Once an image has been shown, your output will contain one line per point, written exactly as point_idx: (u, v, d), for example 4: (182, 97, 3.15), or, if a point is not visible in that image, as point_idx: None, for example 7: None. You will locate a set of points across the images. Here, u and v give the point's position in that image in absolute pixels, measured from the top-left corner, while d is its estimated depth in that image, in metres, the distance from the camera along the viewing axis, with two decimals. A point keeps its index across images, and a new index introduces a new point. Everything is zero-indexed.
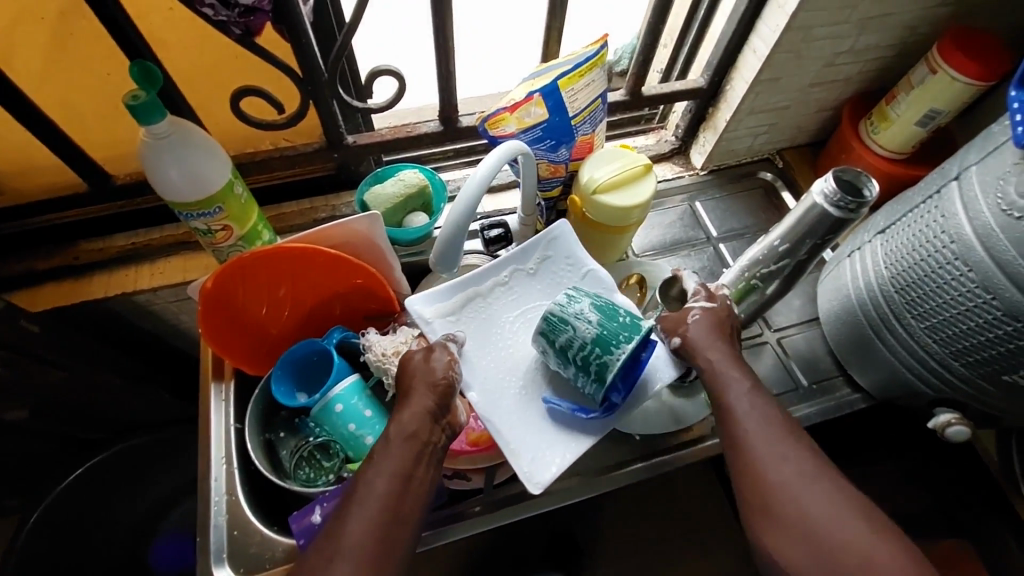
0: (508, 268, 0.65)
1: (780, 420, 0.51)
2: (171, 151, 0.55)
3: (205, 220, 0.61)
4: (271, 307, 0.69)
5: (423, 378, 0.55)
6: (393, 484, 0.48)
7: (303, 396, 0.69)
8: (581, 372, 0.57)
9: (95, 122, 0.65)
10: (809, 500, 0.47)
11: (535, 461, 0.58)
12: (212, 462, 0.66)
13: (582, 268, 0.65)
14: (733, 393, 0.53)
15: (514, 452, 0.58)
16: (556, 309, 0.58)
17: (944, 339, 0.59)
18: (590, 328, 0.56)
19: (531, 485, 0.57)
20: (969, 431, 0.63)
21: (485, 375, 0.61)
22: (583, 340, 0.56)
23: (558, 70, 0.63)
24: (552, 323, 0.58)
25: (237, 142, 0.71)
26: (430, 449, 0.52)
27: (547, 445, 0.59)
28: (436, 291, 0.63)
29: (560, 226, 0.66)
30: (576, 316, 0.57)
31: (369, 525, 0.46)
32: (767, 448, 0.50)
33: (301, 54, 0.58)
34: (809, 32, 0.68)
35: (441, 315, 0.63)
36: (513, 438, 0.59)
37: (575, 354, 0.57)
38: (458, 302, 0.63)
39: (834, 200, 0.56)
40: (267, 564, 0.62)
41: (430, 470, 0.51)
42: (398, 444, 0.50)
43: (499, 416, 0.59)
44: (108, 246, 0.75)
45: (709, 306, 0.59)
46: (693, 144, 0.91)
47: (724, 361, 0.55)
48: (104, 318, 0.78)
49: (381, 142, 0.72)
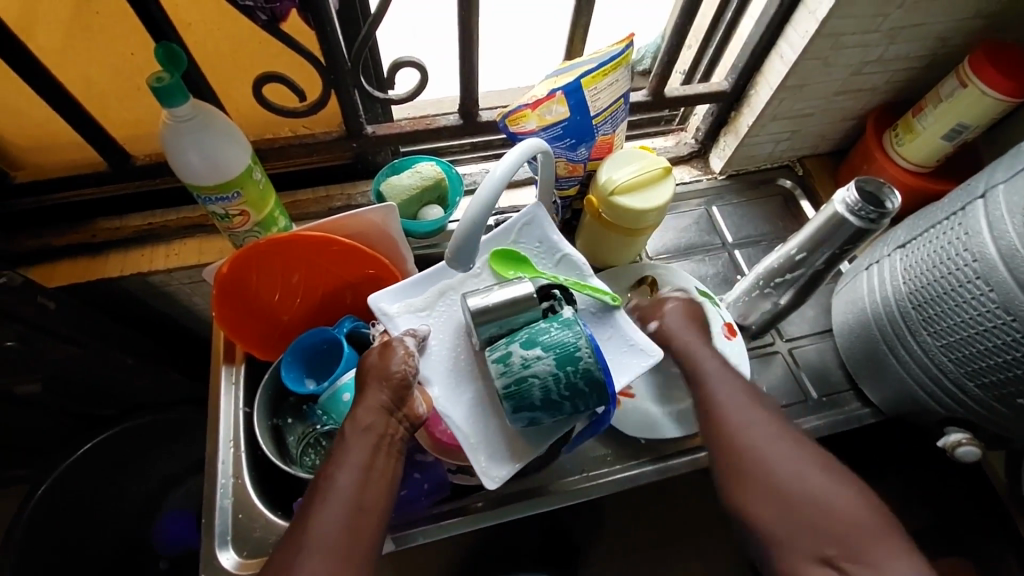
0: (482, 258, 0.63)
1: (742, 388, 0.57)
2: (192, 133, 0.55)
3: (223, 204, 0.61)
4: (283, 294, 0.69)
5: (377, 374, 0.54)
6: (355, 478, 0.50)
7: (311, 383, 0.70)
8: (577, 398, 0.55)
9: (118, 104, 0.65)
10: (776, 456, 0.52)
11: (492, 458, 0.58)
12: (220, 445, 0.65)
13: (557, 253, 0.65)
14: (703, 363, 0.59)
15: (472, 448, 0.58)
16: (506, 380, 0.54)
17: (960, 358, 0.58)
18: (548, 365, 0.54)
19: (487, 481, 0.57)
20: (979, 452, 0.62)
21: (449, 371, 0.60)
22: (551, 378, 0.54)
23: (582, 68, 0.62)
24: (515, 392, 0.54)
25: (256, 128, 0.71)
26: (388, 440, 0.52)
27: (502, 443, 0.59)
28: (405, 285, 0.62)
29: (533, 209, 0.65)
30: (527, 366, 0.54)
31: (338, 515, 0.48)
32: (735, 413, 0.55)
33: (325, 43, 0.58)
34: (839, 40, 0.67)
35: (408, 309, 0.61)
36: (473, 433, 0.59)
37: (561, 391, 0.54)
38: (430, 297, 0.62)
39: (854, 210, 0.57)
40: (270, 549, 0.61)
41: (391, 460, 0.52)
42: (356, 437, 0.51)
43: (459, 413, 0.59)
44: (124, 225, 0.76)
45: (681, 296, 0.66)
46: (713, 148, 0.90)
47: (682, 330, 0.62)
48: (119, 295, 0.78)
49: (399, 134, 0.72)
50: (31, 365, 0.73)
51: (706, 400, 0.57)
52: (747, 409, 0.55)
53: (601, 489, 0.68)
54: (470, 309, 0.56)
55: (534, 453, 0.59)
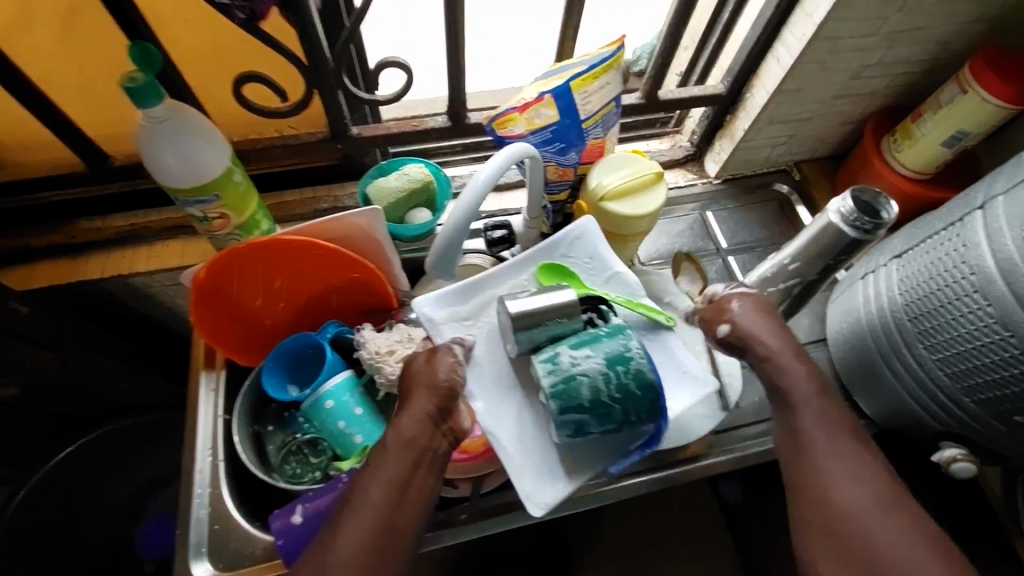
0: (528, 271, 0.65)
1: (845, 430, 0.51)
2: (169, 135, 0.54)
3: (202, 207, 0.60)
4: (266, 299, 0.68)
5: (424, 380, 0.53)
6: (387, 492, 0.48)
7: (293, 389, 0.69)
8: (629, 403, 0.54)
9: (97, 106, 0.63)
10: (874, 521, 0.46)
11: (538, 481, 0.58)
12: (197, 453, 0.64)
13: (607, 270, 0.65)
14: (800, 392, 0.53)
15: (517, 470, 0.57)
16: (554, 379, 0.54)
17: (956, 373, 0.57)
18: (596, 364, 0.54)
19: (532, 506, 0.57)
20: (974, 468, 0.61)
21: (494, 388, 0.60)
22: (601, 378, 0.54)
23: (572, 70, 0.60)
24: (562, 390, 0.53)
25: (240, 129, 0.69)
26: (429, 455, 0.50)
27: (550, 462, 0.59)
28: (449, 292, 0.62)
29: (586, 223, 0.65)
30: (576, 367, 0.54)
31: (366, 531, 0.46)
32: (826, 453, 0.50)
33: (307, 43, 0.56)
34: (837, 43, 0.65)
35: (452, 317, 0.62)
36: (518, 454, 0.58)
37: (611, 393, 0.54)
38: (474, 307, 0.63)
39: (850, 220, 0.56)
40: (246, 561, 0.60)
41: (428, 474, 0.50)
42: (395, 449, 0.49)
43: (504, 432, 0.58)
44: (105, 226, 0.74)
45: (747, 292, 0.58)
46: (708, 151, 0.88)
47: (783, 350, 0.54)
48: (100, 298, 0.77)
49: (385, 135, 0.70)
50: (7, 368, 0.71)
51: (794, 437, 0.52)
52: (843, 458, 0.49)
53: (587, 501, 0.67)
54: (509, 312, 0.56)
55: (583, 477, 0.59)
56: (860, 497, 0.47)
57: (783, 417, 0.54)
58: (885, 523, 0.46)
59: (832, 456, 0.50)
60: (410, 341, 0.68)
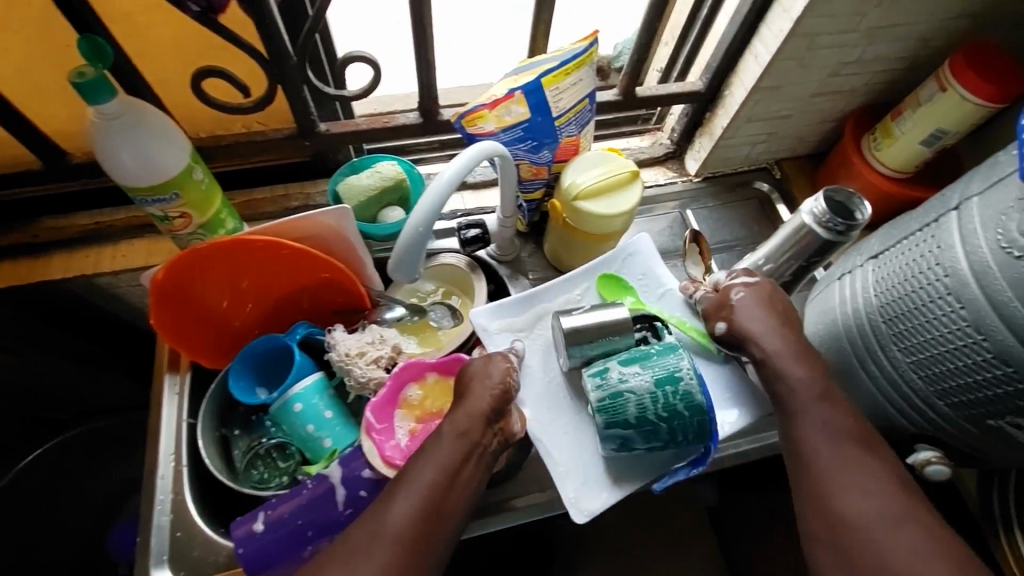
0: (582, 286, 0.70)
1: (851, 437, 0.51)
2: (121, 132, 0.52)
3: (161, 206, 0.58)
4: (233, 300, 0.66)
5: (481, 380, 0.54)
6: (438, 476, 0.48)
7: (261, 392, 0.67)
8: (675, 422, 0.57)
9: (51, 103, 0.61)
10: (886, 534, 0.45)
11: (581, 489, 0.61)
12: (160, 459, 0.62)
13: (660, 287, 0.71)
14: (798, 397, 0.54)
15: (563, 477, 0.61)
16: (602, 394, 0.58)
17: (930, 376, 0.56)
18: (645, 382, 0.58)
19: (576, 513, 0.60)
20: (949, 471, 0.60)
21: (545, 398, 0.65)
22: (648, 396, 0.57)
23: (543, 66, 0.59)
24: (608, 404, 0.58)
25: (204, 125, 0.67)
26: (479, 451, 0.51)
27: (592, 473, 0.62)
28: (505, 306, 0.68)
29: (640, 241, 0.71)
30: (624, 383, 0.58)
31: (415, 512, 0.46)
32: (827, 456, 0.50)
33: (267, 36, 0.54)
34: (815, 39, 0.64)
35: (507, 327, 0.67)
36: (563, 462, 0.62)
37: (658, 411, 0.57)
38: (528, 320, 0.68)
39: (822, 221, 0.57)
40: (209, 569, 0.59)
41: (478, 470, 0.50)
42: (449, 440, 0.49)
43: (552, 441, 0.63)
44: (69, 224, 0.72)
45: (751, 280, 0.60)
46: (688, 149, 0.87)
47: (783, 352, 0.56)
48: (63, 299, 0.74)
49: (355, 132, 0.68)
50: None
51: (795, 444, 0.52)
52: (851, 468, 0.49)
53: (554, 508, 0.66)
54: (563, 328, 0.62)
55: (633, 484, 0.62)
56: (871, 510, 0.47)
57: (787, 427, 0.54)
58: (898, 535, 0.45)
59: (834, 461, 0.50)
60: (381, 342, 0.67)
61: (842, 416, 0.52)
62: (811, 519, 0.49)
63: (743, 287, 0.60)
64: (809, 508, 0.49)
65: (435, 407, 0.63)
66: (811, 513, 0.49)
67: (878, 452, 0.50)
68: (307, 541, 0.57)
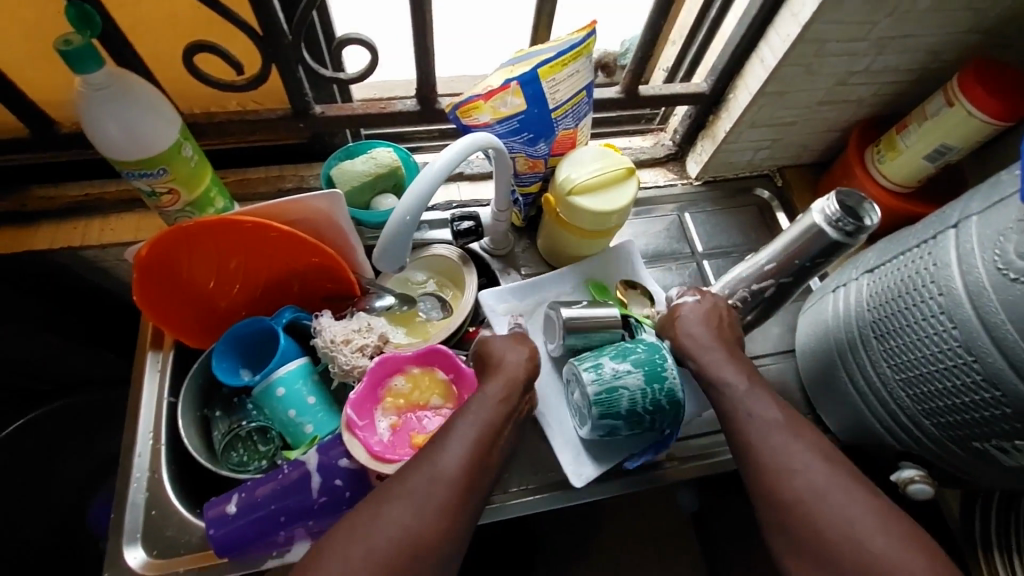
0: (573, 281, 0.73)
1: (784, 416, 0.52)
2: (107, 104, 0.51)
3: (149, 181, 0.57)
4: (220, 280, 0.65)
5: (508, 352, 0.59)
6: (479, 428, 0.52)
7: (245, 375, 0.66)
8: (658, 415, 0.59)
9: (41, 71, 0.60)
10: (825, 500, 0.46)
11: (578, 459, 0.65)
12: (138, 437, 0.62)
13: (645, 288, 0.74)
14: (731, 396, 0.55)
15: (561, 446, 0.65)
16: (596, 387, 0.58)
17: (918, 395, 0.55)
18: (637, 380, 0.58)
19: (575, 478, 0.64)
20: (932, 491, 0.60)
21: (544, 375, 0.69)
22: (639, 392, 0.58)
23: (540, 57, 0.58)
24: (603, 399, 0.58)
25: (197, 101, 0.66)
26: (514, 414, 0.56)
27: (584, 443, 0.65)
28: (508, 290, 0.72)
29: (624, 246, 0.75)
30: (617, 378, 0.58)
31: (466, 460, 0.49)
32: (763, 440, 0.51)
33: (262, 13, 0.53)
34: (823, 46, 0.63)
35: (511, 311, 0.72)
36: (561, 434, 0.66)
37: (645, 405, 0.58)
38: (530, 304, 0.72)
39: (833, 221, 0.56)
40: (181, 550, 0.58)
41: (513, 429, 0.56)
42: (492, 403, 0.54)
43: (551, 414, 0.67)
44: (58, 195, 0.71)
45: (701, 295, 0.63)
46: (690, 152, 0.86)
47: (714, 359, 0.58)
48: (49, 271, 0.74)
49: (351, 116, 0.67)
50: None
51: (735, 437, 0.53)
52: (789, 444, 0.50)
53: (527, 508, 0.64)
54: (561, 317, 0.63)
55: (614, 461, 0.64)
56: (805, 485, 0.48)
57: (726, 421, 0.54)
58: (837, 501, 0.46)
59: (776, 442, 0.50)
60: (368, 331, 0.66)
61: (774, 406, 0.53)
62: (760, 502, 0.50)
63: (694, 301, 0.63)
64: (758, 497, 0.50)
65: (422, 399, 0.63)
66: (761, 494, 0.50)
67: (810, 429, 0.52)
68: (279, 526, 0.56)
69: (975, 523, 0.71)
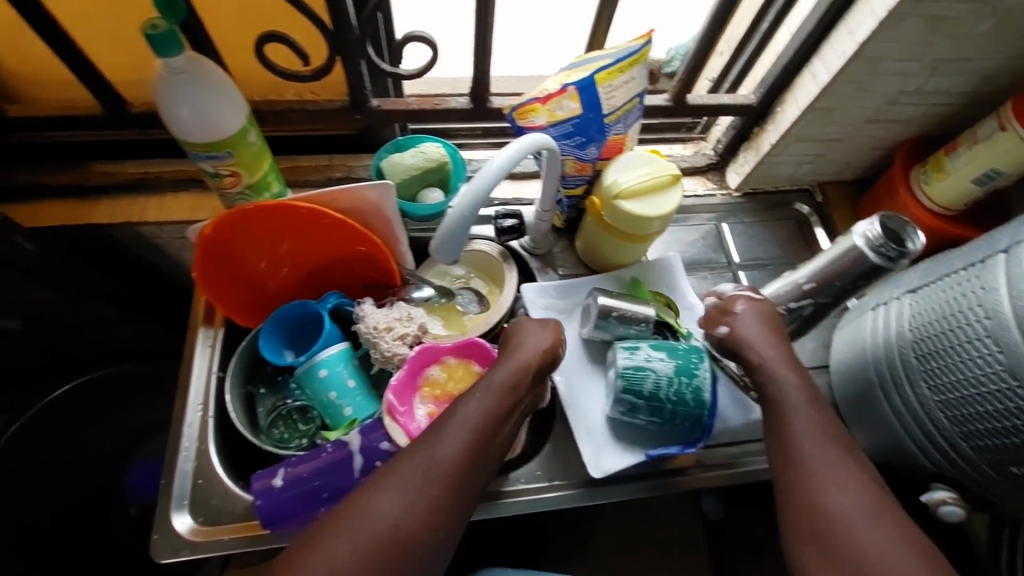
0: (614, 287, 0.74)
1: (836, 434, 0.52)
2: (183, 87, 0.53)
3: (214, 163, 0.59)
4: (270, 262, 0.68)
5: (524, 341, 0.59)
6: (477, 422, 0.52)
7: (289, 355, 0.68)
8: (680, 407, 0.60)
9: (117, 50, 0.62)
10: (862, 522, 0.47)
11: (598, 450, 0.64)
12: (188, 408, 0.64)
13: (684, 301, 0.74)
14: (789, 402, 0.55)
15: (583, 434, 0.65)
16: (625, 363, 0.61)
17: (957, 417, 0.55)
18: (666, 366, 0.60)
19: (593, 468, 0.63)
20: (963, 513, 0.60)
21: (573, 366, 0.69)
22: (666, 378, 0.60)
23: (597, 63, 0.59)
24: (630, 376, 0.60)
25: (259, 88, 0.68)
26: (518, 406, 0.55)
27: (609, 436, 0.65)
28: (550, 285, 0.74)
29: (669, 258, 0.76)
30: (648, 360, 0.61)
31: (460, 454, 0.49)
32: (813, 455, 0.51)
33: (334, 8, 0.55)
34: (876, 65, 0.63)
35: (550, 306, 0.73)
36: (588, 427, 0.66)
37: (669, 393, 0.60)
38: (570, 303, 0.73)
39: (875, 246, 0.56)
40: (225, 519, 0.60)
41: (514, 422, 0.55)
42: (493, 396, 0.53)
43: (577, 404, 0.67)
44: (118, 171, 0.74)
45: (756, 296, 0.62)
46: (731, 163, 0.86)
47: (779, 361, 0.58)
48: (106, 244, 0.77)
49: (405, 111, 0.69)
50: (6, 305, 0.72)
51: (784, 447, 0.53)
52: (834, 464, 0.50)
53: (544, 505, 0.63)
54: (597, 302, 0.66)
55: (637, 454, 0.64)
56: (850, 504, 0.48)
57: (774, 427, 0.55)
58: (876, 524, 0.46)
59: (821, 459, 0.51)
60: (408, 320, 0.68)
61: (825, 422, 0.53)
62: (794, 513, 0.50)
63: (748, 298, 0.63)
64: (793, 508, 0.50)
65: (457, 389, 0.65)
66: (799, 508, 0.50)
67: (857, 450, 0.52)
68: (321, 503, 0.58)
69: (1003, 552, 0.70)
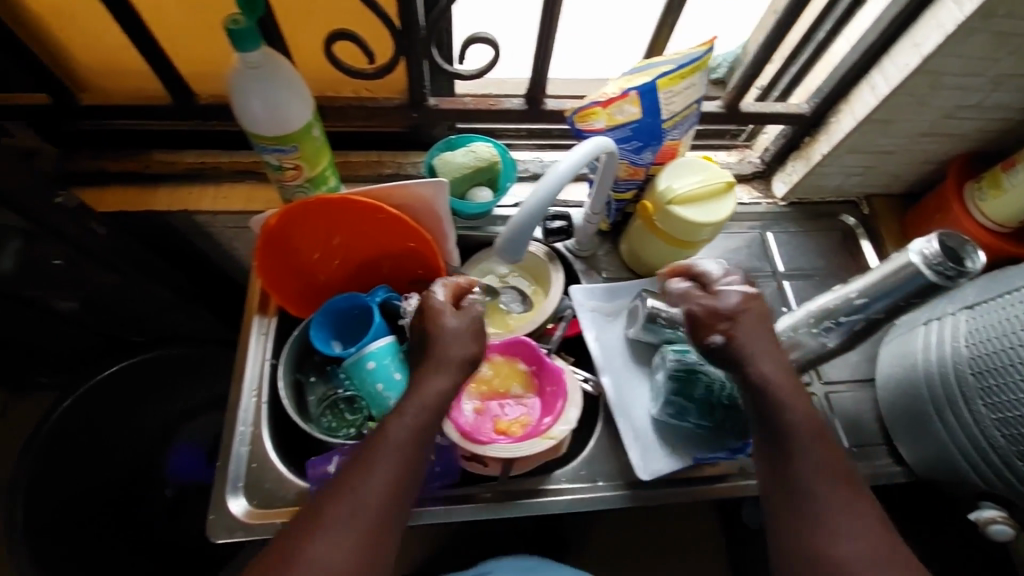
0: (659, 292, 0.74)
1: (835, 471, 0.52)
2: (257, 82, 0.55)
3: (279, 156, 0.61)
4: (323, 254, 0.69)
5: (445, 354, 0.54)
6: (394, 465, 0.50)
7: (338, 346, 0.70)
8: (729, 411, 0.64)
9: (189, 43, 0.64)
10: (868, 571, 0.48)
11: (645, 455, 0.64)
12: (243, 393, 0.66)
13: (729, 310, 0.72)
14: (797, 433, 0.53)
15: (630, 437, 0.65)
16: (678, 365, 0.65)
17: (1015, 435, 0.55)
18: (717, 371, 0.64)
19: (642, 471, 0.63)
20: (1013, 533, 0.59)
21: (621, 370, 0.70)
22: (717, 382, 0.64)
23: (659, 69, 0.59)
24: (681, 377, 0.64)
25: (320, 83, 0.69)
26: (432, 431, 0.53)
27: (655, 440, 0.65)
28: (597, 288, 0.74)
29: None
30: (700, 365, 0.65)
31: (376, 503, 0.49)
32: (819, 491, 0.51)
33: (404, 9, 0.56)
34: (938, 79, 0.63)
35: (598, 309, 0.73)
36: (635, 430, 0.66)
37: (720, 396, 0.64)
38: (617, 306, 0.74)
39: (931, 263, 0.55)
40: (278, 502, 0.62)
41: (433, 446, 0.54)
42: (403, 433, 0.51)
43: (624, 407, 0.67)
44: (178, 161, 0.76)
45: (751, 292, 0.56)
46: (778, 171, 0.86)
47: (781, 380, 0.55)
48: (164, 231, 0.79)
49: (461, 110, 0.70)
50: (75, 282, 0.79)
51: (787, 478, 0.53)
52: (838, 509, 0.50)
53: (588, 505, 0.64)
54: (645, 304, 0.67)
55: (685, 459, 0.64)
56: (853, 550, 0.49)
57: (777, 453, 0.54)
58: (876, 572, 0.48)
59: (829, 500, 0.51)
60: None
61: (827, 455, 0.53)
62: (797, 546, 0.51)
63: (738, 293, 0.57)
64: (797, 541, 0.51)
65: (503, 386, 0.66)
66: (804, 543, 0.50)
67: (857, 487, 0.52)
68: None
69: None
